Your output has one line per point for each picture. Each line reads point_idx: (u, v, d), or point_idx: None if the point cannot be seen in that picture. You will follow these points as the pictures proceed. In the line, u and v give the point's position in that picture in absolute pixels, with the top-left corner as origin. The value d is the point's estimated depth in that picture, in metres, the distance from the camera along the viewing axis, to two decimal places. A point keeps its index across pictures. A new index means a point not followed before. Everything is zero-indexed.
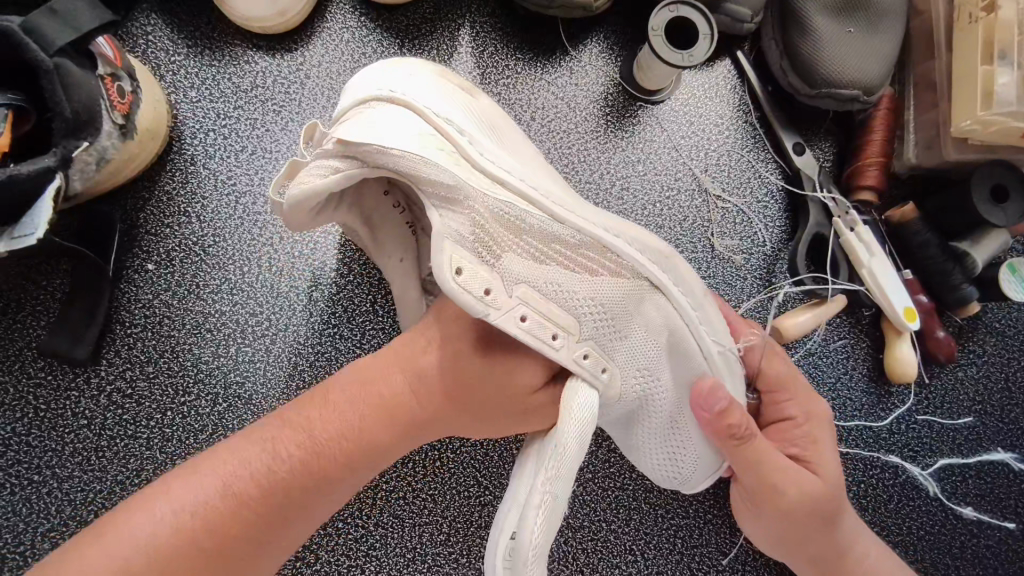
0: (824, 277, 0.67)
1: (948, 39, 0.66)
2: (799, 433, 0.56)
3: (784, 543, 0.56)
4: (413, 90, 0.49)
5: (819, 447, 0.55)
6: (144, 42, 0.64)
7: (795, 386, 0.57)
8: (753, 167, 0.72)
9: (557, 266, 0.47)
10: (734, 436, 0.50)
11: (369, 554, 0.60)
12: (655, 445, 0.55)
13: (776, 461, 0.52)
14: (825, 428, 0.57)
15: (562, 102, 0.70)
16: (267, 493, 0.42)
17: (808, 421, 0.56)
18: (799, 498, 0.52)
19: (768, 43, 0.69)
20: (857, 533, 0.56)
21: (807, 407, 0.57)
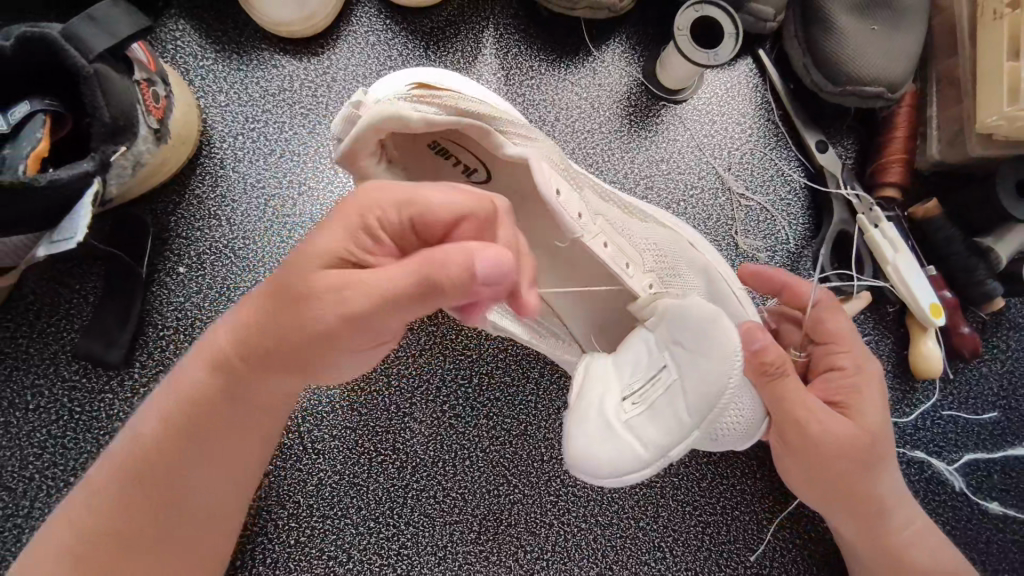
0: (849, 274, 0.67)
1: (972, 36, 0.67)
2: (843, 384, 0.54)
3: (811, 490, 0.54)
4: (459, 84, 0.56)
5: (863, 400, 0.53)
6: (173, 47, 0.65)
7: (851, 342, 0.55)
8: (776, 165, 0.72)
9: (618, 207, 0.55)
10: (767, 373, 0.47)
11: (401, 553, 0.60)
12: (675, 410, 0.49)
13: (807, 401, 0.49)
14: (876, 387, 0.54)
15: (586, 102, 0.71)
16: (154, 453, 0.46)
17: (858, 374, 0.54)
18: (824, 440, 0.50)
19: (791, 41, 0.69)
20: (891, 495, 0.54)
21: (859, 362, 0.55)
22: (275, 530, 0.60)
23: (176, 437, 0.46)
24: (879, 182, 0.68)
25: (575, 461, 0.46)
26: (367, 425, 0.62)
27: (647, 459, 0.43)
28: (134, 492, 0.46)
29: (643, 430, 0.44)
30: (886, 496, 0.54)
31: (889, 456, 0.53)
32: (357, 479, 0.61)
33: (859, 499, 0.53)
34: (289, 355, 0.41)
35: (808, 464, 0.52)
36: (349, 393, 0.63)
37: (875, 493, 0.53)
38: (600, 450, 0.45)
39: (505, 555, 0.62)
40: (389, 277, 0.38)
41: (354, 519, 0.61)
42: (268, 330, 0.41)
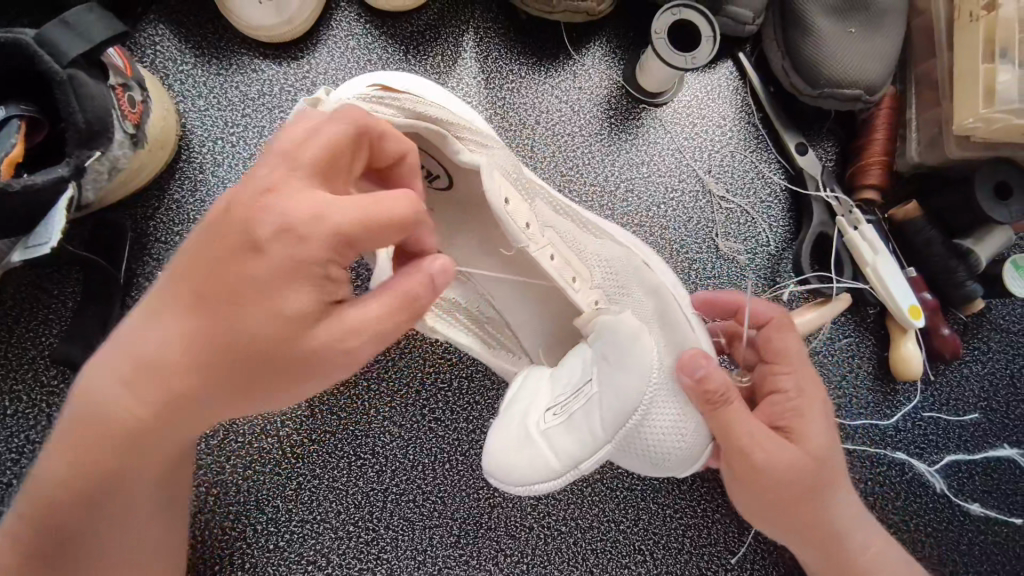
0: (828, 276, 0.68)
1: (949, 38, 0.67)
2: (784, 406, 0.51)
3: (763, 520, 0.51)
4: (436, 94, 0.58)
5: (805, 420, 0.50)
6: (152, 52, 0.65)
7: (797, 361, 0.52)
8: (756, 167, 0.72)
9: (566, 220, 0.54)
10: (711, 403, 0.44)
11: (380, 557, 0.60)
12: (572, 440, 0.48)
13: (754, 431, 0.46)
14: (820, 409, 0.51)
15: (566, 106, 0.71)
16: (82, 481, 0.42)
17: (800, 394, 0.51)
18: (771, 468, 0.47)
19: (770, 44, 0.70)
20: (847, 517, 0.52)
21: (802, 382, 0.52)
22: (253, 535, 0.60)
23: (92, 471, 0.41)
24: (859, 183, 0.68)
25: (496, 469, 0.50)
26: (346, 429, 0.62)
27: (560, 467, 0.47)
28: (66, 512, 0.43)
29: (558, 441, 0.47)
30: (841, 517, 0.51)
31: (839, 474, 0.51)
32: (337, 483, 0.61)
33: (814, 524, 0.51)
34: (245, 380, 0.39)
35: (760, 490, 0.49)
36: (327, 396, 0.63)
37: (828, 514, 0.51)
38: (517, 459, 0.49)
39: (484, 559, 0.62)
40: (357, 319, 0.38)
41: (333, 523, 0.61)
42: (211, 359, 0.38)
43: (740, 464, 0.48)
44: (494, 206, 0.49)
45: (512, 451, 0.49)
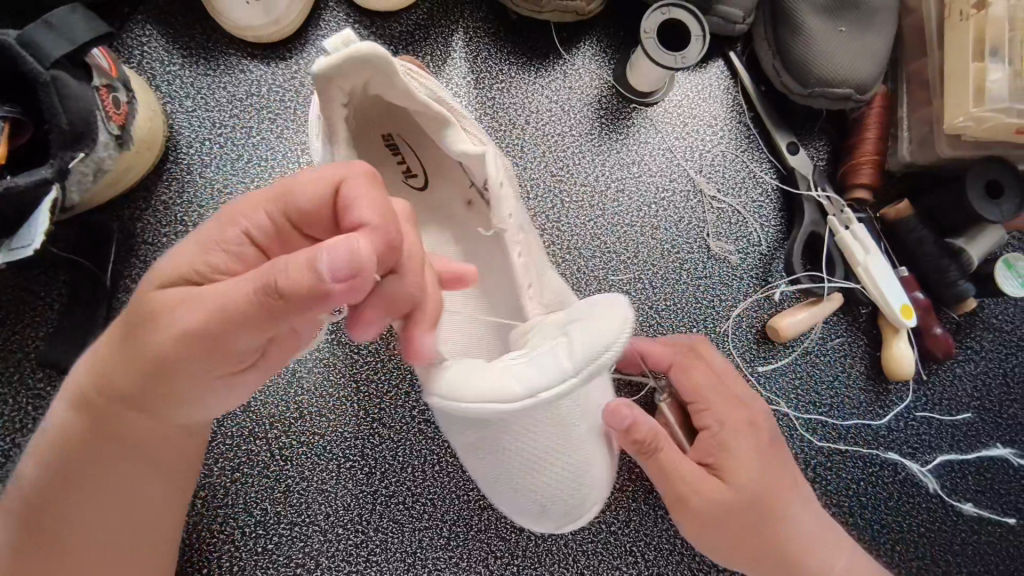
0: (820, 276, 0.67)
1: (940, 37, 0.66)
2: (713, 441, 0.55)
3: (724, 553, 0.56)
4: None
5: (729, 454, 0.54)
6: (139, 53, 0.65)
7: (711, 398, 0.57)
8: (747, 167, 0.72)
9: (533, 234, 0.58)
10: (643, 450, 0.52)
11: (369, 560, 0.60)
12: (550, 455, 0.50)
13: (681, 470, 0.53)
14: (741, 436, 0.55)
15: (556, 105, 0.71)
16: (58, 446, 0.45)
17: (722, 428, 0.55)
18: (705, 503, 0.53)
19: (761, 43, 0.69)
20: (806, 535, 0.55)
21: (723, 417, 0.56)
22: (242, 538, 0.59)
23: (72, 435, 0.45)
24: (850, 183, 0.68)
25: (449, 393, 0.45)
26: (335, 431, 0.62)
27: (519, 391, 0.44)
28: (69, 472, 0.46)
29: (523, 369, 0.45)
30: (800, 537, 0.55)
31: (783, 493, 0.55)
32: (326, 485, 0.61)
33: (771, 548, 0.54)
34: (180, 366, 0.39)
35: (699, 525, 0.54)
36: (317, 398, 0.62)
37: (783, 534, 0.54)
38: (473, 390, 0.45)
39: (474, 561, 0.61)
40: (238, 289, 0.36)
41: (322, 526, 0.60)
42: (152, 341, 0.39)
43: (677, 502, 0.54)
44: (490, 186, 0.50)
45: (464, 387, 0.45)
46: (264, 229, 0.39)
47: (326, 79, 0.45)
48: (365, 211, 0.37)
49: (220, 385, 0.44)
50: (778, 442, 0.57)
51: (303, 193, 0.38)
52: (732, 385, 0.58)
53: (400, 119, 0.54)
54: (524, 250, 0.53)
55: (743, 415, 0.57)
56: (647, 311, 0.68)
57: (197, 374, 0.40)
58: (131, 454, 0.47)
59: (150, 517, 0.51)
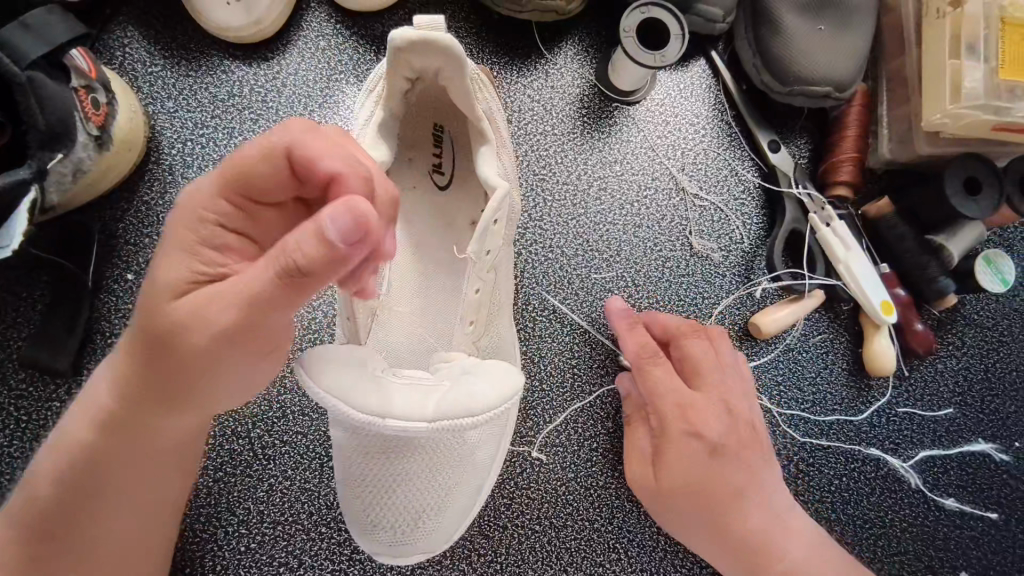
0: (801, 273, 0.68)
1: (918, 35, 0.67)
2: (660, 432, 0.57)
3: (701, 545, 0.58)
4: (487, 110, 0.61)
5: (672, 448, 0.56)
6: (121, 54, 0.65)
7: (660, 403, 0.57)
8: (730, 165, 0.72)
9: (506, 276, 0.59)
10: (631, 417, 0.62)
11: (353, 558, 0.60)
12: (424, 492, 0.52)
13: (642, 448, 0.59)
14: (682, 439, 0.55)
15: (539, 105, 0.71)
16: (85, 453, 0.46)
17: (661, 425, 0.57)
18: (660, 490, 0.56)
19: (742, 42, 0.70)
20: (761, 525, 0.57)
21: (664, 421, 0.56)
22: (225, 537, 0.59)
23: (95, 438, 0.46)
24: (832, 180, 0.68)
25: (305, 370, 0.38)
26: (318, 430, 0.62)
27: (372, 409, 0.38)
28: (69, 485, 0.46)
29: (388, 391, 0.39)
30: (755, 529, 0.56)
31: (734, 492, 0.56)
32: (309, 484, 0.61)
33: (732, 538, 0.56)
34: (211, 367, 0.39)
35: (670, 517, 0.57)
36: (300, 399, 0.63)
37: (737, 527, 0.56)
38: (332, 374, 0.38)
39: (457, 558, 0.61)
40: (254, 282, 0.35)
41: (305, 525, 0.60)
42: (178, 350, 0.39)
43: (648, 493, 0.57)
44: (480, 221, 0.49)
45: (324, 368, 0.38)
46: (232, 215, 0.39)
47: (398, 49, 0.48)
48: (330, 160, 0.39)
49: (256, 367, 0.43)
50: (725, 445, 0.55)
51: (260, 167, 0.39)
52: (683, 389, 0.57)
53: (457, 119, 0.57)
54: (482, 289, 0.53)
55: (699, 414, 0.56)
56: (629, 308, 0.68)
57: (236, 365, 0.40)
58: (142, 451, 0.47)
59: (156, 516, 0.52)
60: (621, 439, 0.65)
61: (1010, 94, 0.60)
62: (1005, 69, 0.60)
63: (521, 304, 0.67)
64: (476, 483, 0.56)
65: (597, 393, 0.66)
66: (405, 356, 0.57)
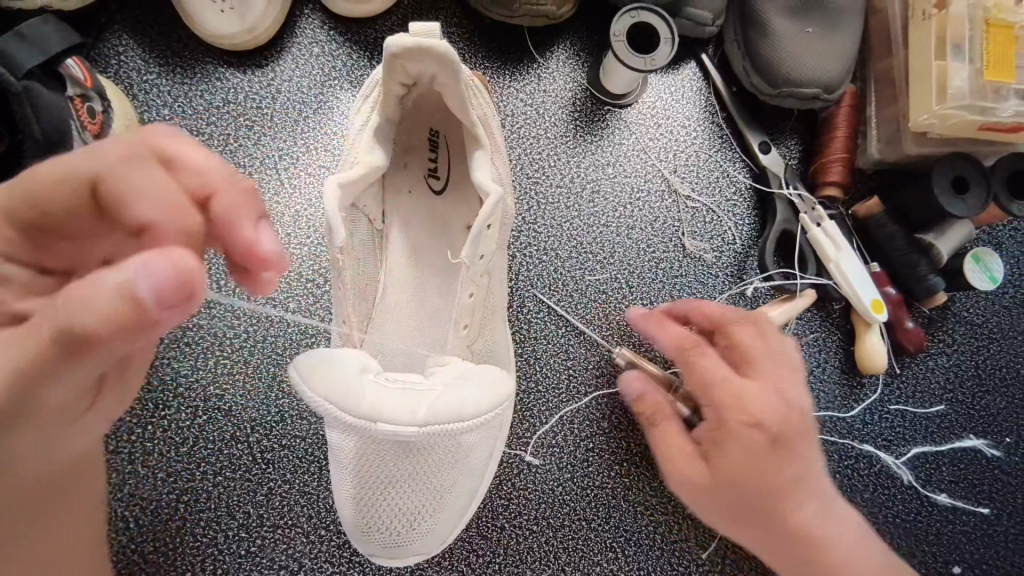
0: (792, 272, 0.68)
1: (904, 37, 0.68)
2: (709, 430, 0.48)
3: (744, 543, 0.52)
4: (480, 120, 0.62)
5: (726, 449, 0.47)
6: (116, 62, 0.65)
7: (710, 395, 0.48)
8: (721, 166, 0.73)
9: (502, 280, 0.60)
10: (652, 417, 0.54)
11: (352, 560, 0.61)
12: (416, 496, 0.52)
13: (684, 449, 0.50)
14: (733, 437, 0.46)
15: (532, 109, 0.71)
16: None
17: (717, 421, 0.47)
18: (693, 488, 0.49)
19: (731, 45, 0.71)
20: (817, 524, 0.49)
21: (720, 413, 0.47)
22: (224, 541, 0.60)
23: None
24: (822, 181, 0.69)
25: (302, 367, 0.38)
26: (316, 433, 0.63)
27: (364, 414, 0.38)
28: None
29: (380, 394, 0.39)
30: (811, 525, 0.48)
31: (786, 485, 0.47)
32: (308, 487, 0.62)
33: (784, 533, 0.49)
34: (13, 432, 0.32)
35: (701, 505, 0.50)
36: (298, 403, 0.63)
37: (790, 522, 0.48)
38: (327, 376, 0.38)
39: (455, 559, 0.62)
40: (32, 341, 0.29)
41: (304, 528, 0.61)
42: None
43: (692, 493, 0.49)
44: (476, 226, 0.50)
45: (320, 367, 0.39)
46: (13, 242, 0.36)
47: (394, 56, 0.49)
48: (147, 205, 0.34)
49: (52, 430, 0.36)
50: (785, 431, 0.47)
51: (59, 197, 0.35)
52: (729, 372, 0.48)
53: (452, 124, 0.58)
54: (476, 293, 0.53)
55: (750, 398, 0.47)
56: (624, 309, 0.69)
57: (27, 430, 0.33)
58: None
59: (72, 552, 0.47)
60: (617, 439, 0.66)
61: (996, 94, 0.61)
62: (990, 70, 0.60)
63: (516, 306, 0.67)
64: (469, 486, 0.57)
65: (592, 393, 0.67)
66: (400, 359, 0.57)
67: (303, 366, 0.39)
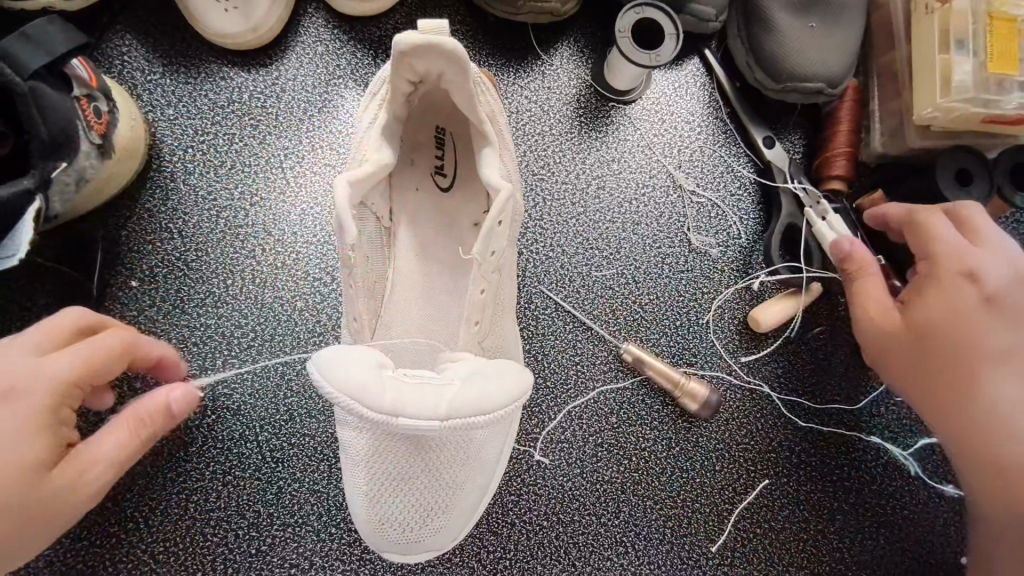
0: (799, 266, 0.68)
1: (907, 31, 0.68)
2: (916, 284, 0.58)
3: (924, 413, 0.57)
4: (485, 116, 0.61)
5: (925, 301, 0.56)
6: (120, 62, 0.65)
7: (933, 251, 0.57)
8: (725, 161, 0.73)
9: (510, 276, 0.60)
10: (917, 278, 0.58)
11: (363, 558, 0.61)
12: (426, 495, 0.52)
13: (883, 301, 0.58)
14: (948, 292, 0.55)
15: (536, 105, 0.72)
16: None
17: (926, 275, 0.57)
18: (876, 342, 0.58)
19: (735, 40, 0.71)
20: (1000, 398, 0.54)
21: (937, 272, 0.56)
22: (235, 541, 0.60)
23: None
24: (826, 174, 0.69)
25: (321, 364, 0.40)
26: (325, 432, 0.63)
27: (385, 407, 0.38)
28: None
29: (401, 390, 0.39)
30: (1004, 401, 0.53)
31: (968, 344, 0.54)
32: (318, 486, 0.61)
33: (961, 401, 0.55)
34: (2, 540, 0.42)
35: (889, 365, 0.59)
36: (306, 401, 0.63)
37: (982, 393, 0.54)
38: (343, 368, 0.39)
39: (466, 556, 0.62)
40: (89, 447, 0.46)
41: (315, 526, 0.61)
42: None
43: (877, 344, 0.58)
44: (487, 221, 0.50)
45: (337, 360, 0.39)
46: None
47: (402, 54, 0.49)
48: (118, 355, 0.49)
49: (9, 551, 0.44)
50: (999, 295, 0.55)
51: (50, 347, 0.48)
52: (967, 248, 0.56)
53: (459, 121, 0.58)
54: (487, 290, 0.53)
55: (946, 275, 0.56)
56: (630, 305, 0.69)
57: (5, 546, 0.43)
58: None
59: None
60: (625, 434, 0.66)
61: (999, 87, 0.61)
62: (993, 63, 0.61)
63: (523, 303, 0.67)
64: (480, 483, 0.57)
65: (600, 388, 0.67)
66: (408, 357, 0.57)
67: (322, 361, 0.40)
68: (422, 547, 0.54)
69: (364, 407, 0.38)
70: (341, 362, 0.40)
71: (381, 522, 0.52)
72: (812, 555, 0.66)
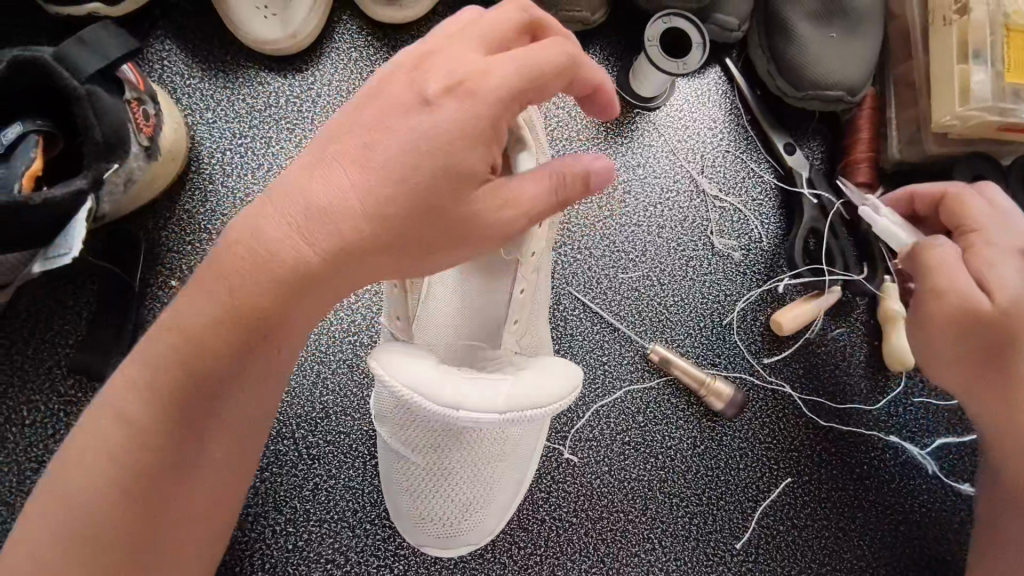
0: (820, 269, 0.70)
1: (924, 42, 0.70)
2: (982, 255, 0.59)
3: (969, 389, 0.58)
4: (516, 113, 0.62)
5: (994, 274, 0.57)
6: (160, 66, 0.67)
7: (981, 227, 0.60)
8: (746, 166, 0.75)
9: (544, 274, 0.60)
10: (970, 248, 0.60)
11: (397, 554, 0.62)
12: (467, 490, 0.54)
13: (958, 275, 0.58)
14: (1010, 265, 0.57)
15: (563, 111, 0.74)
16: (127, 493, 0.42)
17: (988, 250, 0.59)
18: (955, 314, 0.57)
19: (756, 50, 0.73)
20: None
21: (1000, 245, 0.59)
22: (273, 536, 0.61)
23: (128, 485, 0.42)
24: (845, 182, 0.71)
25: (380, 362, 0.41)
26: (361, 429, 0.64)
27: (445, 399, 0.40)
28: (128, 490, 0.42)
29: (461, 384, 0.41)
30: None
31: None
32: (353, 482, 0.63)
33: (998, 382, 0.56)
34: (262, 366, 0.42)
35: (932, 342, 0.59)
36: (342, 399, 0.64)
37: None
38: (403, 366, 0.41)
39: (499, 551, 0.63)
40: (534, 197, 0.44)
41: (351, 522, 0.62)
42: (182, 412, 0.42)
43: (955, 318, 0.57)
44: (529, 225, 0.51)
45: (397, 360, 0.41)
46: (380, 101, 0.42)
47: None
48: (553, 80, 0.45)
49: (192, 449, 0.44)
50: None
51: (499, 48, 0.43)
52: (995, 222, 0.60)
53: None
54: (527, 290, 0.55)
55: (1005, 252, 0.58)
56: (657, 306, 0.71)
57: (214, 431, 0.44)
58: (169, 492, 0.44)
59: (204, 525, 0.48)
60: (652, 432, 0.68)
61: (1014, 97, 0.64)
62: (1009, 73, 0.64)
63: (553, 304, 0.69)
64: (517, 478, 0.58)
65: (626, 387, 0.68)
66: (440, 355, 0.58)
67: (384, 360, 0.41)
68: (461, 540, 0.56)
69: (425, 402, 0.40)
70: (401, 361, 0.41)
71: (422, 516, 0.54)
72: (834, 552, 0.68)
